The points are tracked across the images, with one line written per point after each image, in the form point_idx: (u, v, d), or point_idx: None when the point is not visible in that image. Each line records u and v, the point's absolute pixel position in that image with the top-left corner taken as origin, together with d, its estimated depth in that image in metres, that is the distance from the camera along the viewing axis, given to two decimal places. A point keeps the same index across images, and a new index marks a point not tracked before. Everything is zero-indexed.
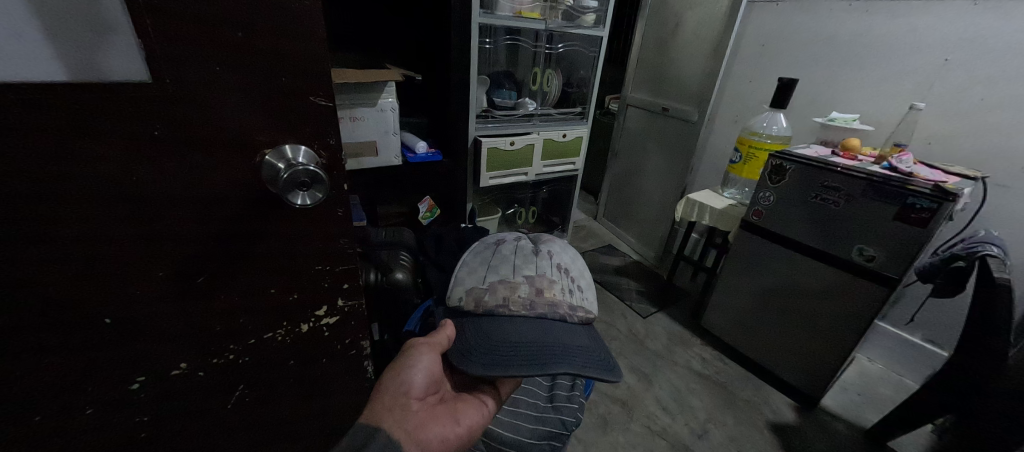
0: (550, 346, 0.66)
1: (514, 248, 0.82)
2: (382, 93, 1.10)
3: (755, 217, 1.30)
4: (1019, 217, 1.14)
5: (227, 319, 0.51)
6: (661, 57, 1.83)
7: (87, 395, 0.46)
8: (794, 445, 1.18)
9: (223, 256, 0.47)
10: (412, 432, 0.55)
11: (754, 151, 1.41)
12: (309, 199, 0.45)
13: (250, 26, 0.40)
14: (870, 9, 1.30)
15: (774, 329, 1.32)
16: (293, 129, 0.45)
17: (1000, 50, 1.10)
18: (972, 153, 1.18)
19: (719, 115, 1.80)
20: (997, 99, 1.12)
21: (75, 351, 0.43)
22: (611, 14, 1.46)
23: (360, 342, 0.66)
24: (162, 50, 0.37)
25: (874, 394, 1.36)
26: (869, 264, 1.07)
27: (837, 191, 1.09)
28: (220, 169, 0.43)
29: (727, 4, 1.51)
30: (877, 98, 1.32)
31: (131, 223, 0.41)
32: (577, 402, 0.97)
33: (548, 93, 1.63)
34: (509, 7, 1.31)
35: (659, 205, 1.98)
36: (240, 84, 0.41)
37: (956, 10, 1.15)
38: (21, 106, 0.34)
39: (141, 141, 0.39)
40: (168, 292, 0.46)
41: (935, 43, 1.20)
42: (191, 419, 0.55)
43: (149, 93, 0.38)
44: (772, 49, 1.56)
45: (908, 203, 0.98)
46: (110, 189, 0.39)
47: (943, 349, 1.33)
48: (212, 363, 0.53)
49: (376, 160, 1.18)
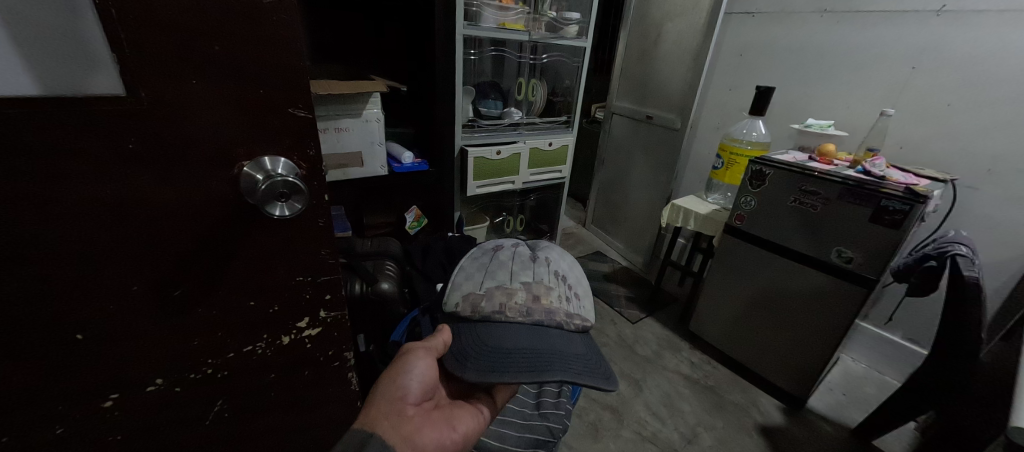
0: (546, 355, 0.66)
1: (512, 254, 0.83)
2: (368, 104, 1.10)
3: (738, 222, 1.32)
4: (989, 218, 1.18)
5: (204, 332, 0.50)
6: (644, 66, 1.87)
7: (57, 414, 0.45)
8: (782, 446, 1.19)
9: (199, 270, 0.47)
10: (408, 438, 0.55)
11: (735, 157, 1.45)
12: (287, 210, 0.45)
13: (230, 37, 0.40)
14: (841, 20, 1.35)
15: (760, 331, 1.34)
16: (272, 142, 0.45)
17: (962, 58, 1.15)
18: (942, 155, 1.22)
19: (701, 122, 1.83)
20: (964, 105, 1.16)
21: (45, 369, 0.43)
22: (593, 25, 1.49)
23: (344, 353, 0.65)
24: (139, 65, 0.37)
25: (859, 393, 1.38)
26: (847, 266, 1.10)
27: (816, 195, 1.11)
28: (197, 183, 0.43)
29: (705, 15, 1.56)
30: (850, 105, 1.37)
31: (106, 236, 0.41)
32: (564, 409, 0.97)
33: (533, 103, 1.66)
34: (493, 19, 1.32)
35: (646, 211, 2.00)
36: (218, 97, 0.41)
37: (922, 21, 1.20)
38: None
39: (115, 154, 0.39)
40: (143, 306, 0.45)
41: (903, 51, 1.24)
42: (168, 437, 0.54)
43: (124, 107, 0.38)
44: (749, 58, 1.61)
45: (882, 205, 1.01)
46: (81, 203, 0.39)
47: (922, 347, 1.36)
48: (190, 378, 0.52)
49: (362, 171, 1.18)
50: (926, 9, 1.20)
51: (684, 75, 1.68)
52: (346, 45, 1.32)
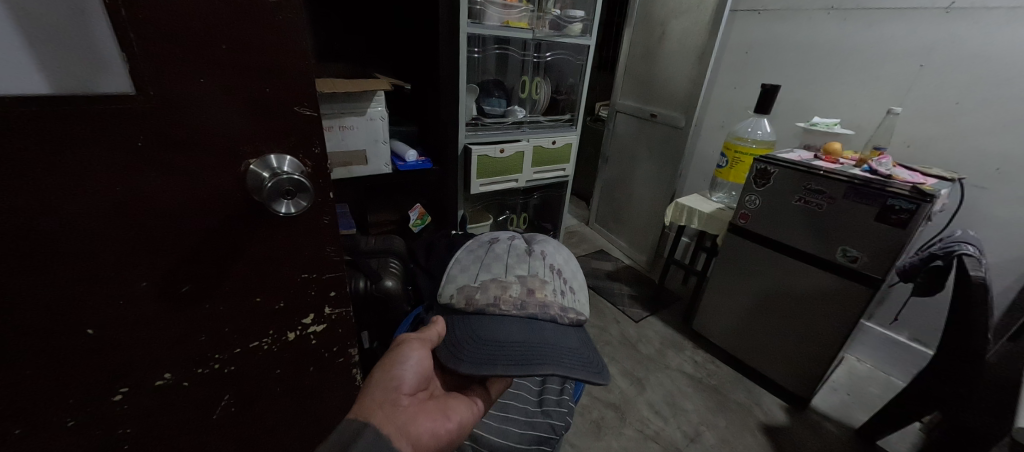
0: (540, 347, 0.66)
1: (507, 248, 0.84)
2: (372, 102, 1.11)
3: (742, 221, 1.31)
4: (999, 217, 1.17)
5: (211, 328, 0.51)
6: (649, 64, 1.86)
7: (69, 407, 0.46)
8: (784, 445, 1.19)
9: (207, 266, 0.47)
10: (402, 427, 0.55)
11: (739, 155, 1.44)
12: (293, 207, 0.46)
13: (237, 37, 0.40)
14: (848, 18, 1.34)
15: (764, 331, 1.33)
16: (279, 141, 0.45)
17: (972, 55, 1.14)
18: (950, 154, 1.21)
19: (706, 120, 1.83)
20: (974, 102, 1.15)
21: (58, 362, 0.43)
22: (597, 23, 1.48)
23: (349, 349, 0.66)
24: (149, 66, 0.38)
25: (864, 394, 1.38)
26: (852, 265, 1.09)
27: (821, 194, 1.11)
28: (206, 181, 0.43)
29: (710, 13, 1.55)
30: (856, 103, 1.36)
31: (118, 234, 0.42)
32: (566, 406, 0.97)
33: (537, 101, 1.66)
34: (497, 17, 1.32)
35: (649, 209, 2.00)
36: (227, 95, 0.42)
37: (930, 18, 1.19)
38: (21, 119, 0.35)
39: (126, 153, 0.39)
40: (154, 303, 0.46)
41: (912, 50, 1.23)
42: (175, 431, 0.54)
43: (133, 105, 0.38)
44: (755, 55, 1.60)
45: (888, 205, 1.00)
46: (91, 199, 0.39)
47: (928, 347, 1.35)
48: (197, 373, 0.53)
49: (366, 169, 1.19)
50: (934, 7, 1.18)
51: (689, 73, 1.67)
52: (350, 43, 1.33)
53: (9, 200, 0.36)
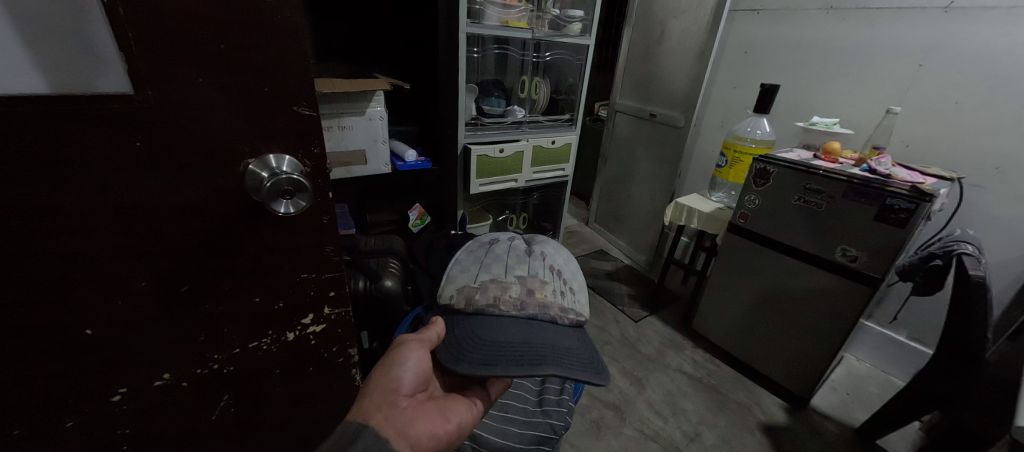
0: (539, 348, 0.66)
1: (507, 248, 0.85)
2: (372, 102, 1.11)
3: (742, 220, 1.31)
4: (998, 216, 1.17)
5: (209, 329, 0.51)
6: (649, 63, 1.86)
7: (67, 407, 0.46)
8: (783, 445, 1.19)
9: (206, 266, 0.47)
10: (401, 429, 0.55)
11: (739, 155, 1.44)
12: (292, 207, 0.46)
13: (235, 37, 0.40)
14: (847, 17, 1.34)
15: (764, 330, 1.33)
16: (277, 141, 0.45)
17: (971, 55, 1.14)
18: (949, 153, 1.21)
19: (705, 120, 1.83)
20: (973, 102, 1.15)
21: (56, 363, 0.43)
22: (597, 23, 1.48)
23: (348, 350, 0.66)
24: (147, 66, 0.38)
25: (863, 393, 1.38)
26: (852, 264, 1.09)
27: (820, 193, 1.11)
28: (205, 181, 0.43)
29: (709, 13, 1.55)
30: (855, 103, 1.36)
31: (116, 234, 0.41)
32: (566, 406, 0.97)
33: (536, 101, 1.66)
34: (497, 17, 1.32)
35: (648, 209, 2.00)
36: (226, 95, 0.42)
37: (930, 17, 1.19)
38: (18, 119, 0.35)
39: (125, 153, 0.39)
40: (152, 303, 0.46)
41: (912, 49, 1.23)
42: (174, 432, 0.54)
43: (132, 105, 0.38)
44: (754, 55, 1.60)
45: (888, 204, 1.00)
46: (89, 200, 0.39)
47: (927, 346, 1.35)
48: (196, 374, 0.53)
49: (365, 169, 1.19)
50: (934, 6, 1.18)
51: (689, 73, 1.67)
52: (349, 43, 1.32)
53: (7, 200, 0.36)
